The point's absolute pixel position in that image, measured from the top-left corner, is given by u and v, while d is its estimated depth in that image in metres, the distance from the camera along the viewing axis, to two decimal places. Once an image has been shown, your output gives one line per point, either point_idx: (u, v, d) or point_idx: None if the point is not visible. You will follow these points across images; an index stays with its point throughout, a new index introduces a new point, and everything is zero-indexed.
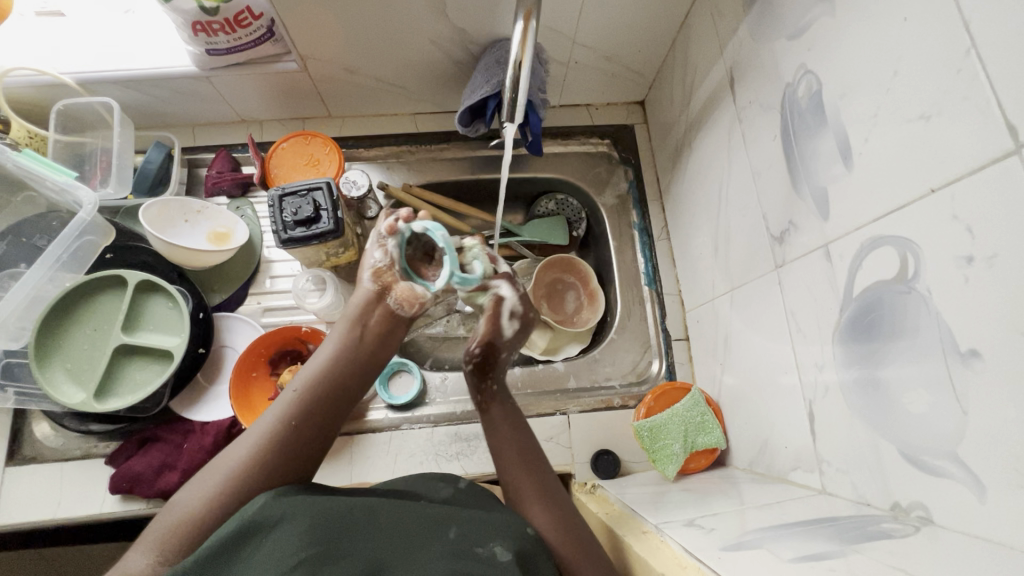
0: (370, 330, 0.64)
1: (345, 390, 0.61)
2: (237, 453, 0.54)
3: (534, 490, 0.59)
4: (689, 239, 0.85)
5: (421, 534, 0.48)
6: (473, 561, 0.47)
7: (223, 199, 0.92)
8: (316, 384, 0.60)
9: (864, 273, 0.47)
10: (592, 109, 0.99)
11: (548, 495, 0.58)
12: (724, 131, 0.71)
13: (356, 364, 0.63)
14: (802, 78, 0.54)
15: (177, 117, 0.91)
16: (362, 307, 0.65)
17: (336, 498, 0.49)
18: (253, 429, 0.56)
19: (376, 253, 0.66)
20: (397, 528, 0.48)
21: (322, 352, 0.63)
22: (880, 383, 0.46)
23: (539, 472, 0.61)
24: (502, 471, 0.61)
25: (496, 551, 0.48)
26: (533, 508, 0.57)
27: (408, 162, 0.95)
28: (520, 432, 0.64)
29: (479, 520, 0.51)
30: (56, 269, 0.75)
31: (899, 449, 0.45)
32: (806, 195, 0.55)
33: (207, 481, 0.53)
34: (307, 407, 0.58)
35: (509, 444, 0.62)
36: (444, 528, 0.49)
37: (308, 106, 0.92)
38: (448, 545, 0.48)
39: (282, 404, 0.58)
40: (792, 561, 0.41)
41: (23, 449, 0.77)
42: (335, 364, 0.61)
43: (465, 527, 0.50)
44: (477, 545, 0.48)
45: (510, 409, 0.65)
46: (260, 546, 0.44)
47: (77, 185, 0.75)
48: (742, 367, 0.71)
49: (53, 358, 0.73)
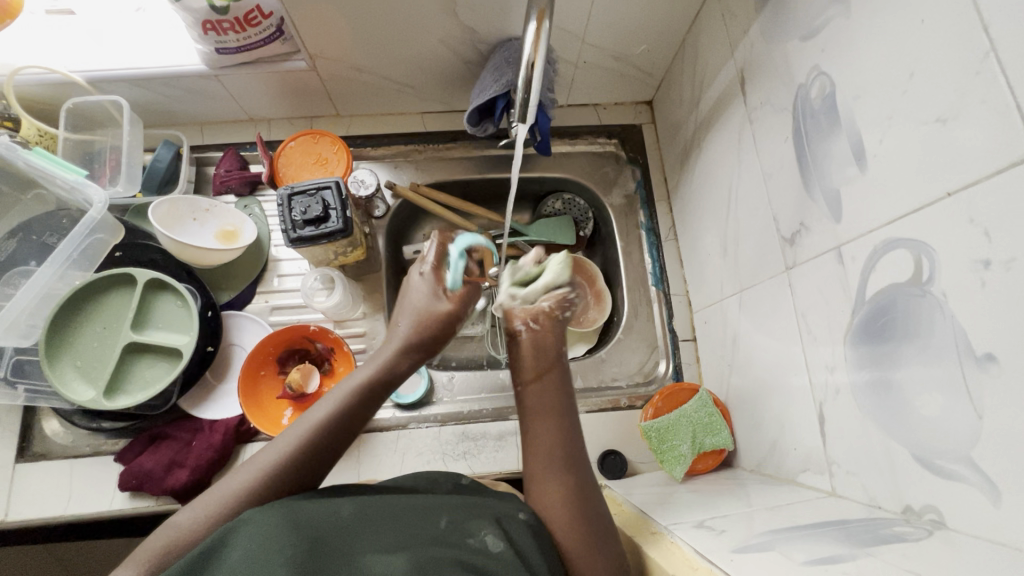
0: (395, 379, 0.63)
1: (352, 435, 0.59)
2: (247, 472, 0.53)
3: (571, 468, 0.57)
4: (697, 240, 0.85)
5: (411, 527, 0.47)
6: (465, 550, 0.46)
7: (231, 198, 0.92)
8: (338, 419, 0.58)
9: (877, 276, 0.47)
10: (599, 108, 0.99)
11: (577, 473, 0.57)
12: (735, 131, 0.70)
13: (369, 405, 0.61)
14: (815, 80, 0.54)
15: (185, 115, 0.91)
16: (397, 358, 0.63)
17: (324, 501, 0.49)
18: (269, 449, 0.55)
19: (426, 288, 0.67)
20: (387, 521, 0.48)
21: (340, 390, 0.60)
22: (892, 385, 0.46)
23: (573, 454, 0.58)
24: (535, 441, 0.60)
25: (487, 540, 0.47)
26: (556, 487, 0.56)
27: (415, 162, 0.95)
28: (565, 417, 0.61)
29: (470, 510, 0.51)
30: (66, 267, 0.75)
31: (910, 452, 0.45)
32: (817, 197, 0.54)
33: (205, 502, 0.52)
34: (314, 447, 0.56)
35: (549, 416, 0.61)
36: (435, 517, 0.49)
37: (316, 105, 0.92)
38: (437, 535, 0.47)
39: (298, 432, 0.56)
40: (804, 564, 0.40)
41: (32, 446, 0.77)
42: (352, 407, 0.59)
43: (455, 518, 0.49)
44: (467, 535, 0.48)
45: (564, 383, 0.64)
46: (244, 543, 0.43)
47: (87, 184, 0.75)
48: (750, 368, 0.70)
49: (63, 355, 0.73)
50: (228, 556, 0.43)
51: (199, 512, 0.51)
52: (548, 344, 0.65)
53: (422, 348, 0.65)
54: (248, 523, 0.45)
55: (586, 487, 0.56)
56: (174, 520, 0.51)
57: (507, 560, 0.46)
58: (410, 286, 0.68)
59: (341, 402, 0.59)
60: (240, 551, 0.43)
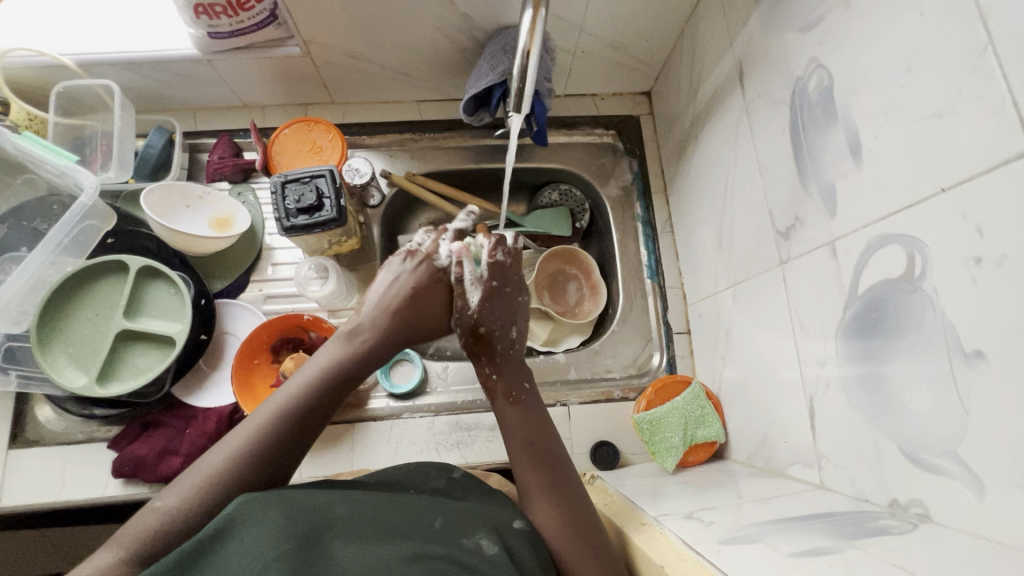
0: (370, 362, 0.63)
1: (325, 418, 0.60)
2: (217, 458, 0.53)
3: (545, 483, 0.58)
4: (693, 233, 0.85)
5: (406, 526, 0.48)
6: (459, 551, 0.47)
7: (225, 185, 0.91)
8: (301, 410, 0.58)
9: (870, 272, 0.47)
10: (597, 99, 0.98)
11: (555, 488, 0.58)
12: (732, 123, 0.70)
13: (339, 392, 0.61)
14: (813, 73, 0.53)
15: (177, 100, 0.89)
16: (372, 342, 0.64)
17: (317, 495, 0.48)
18: (238, 431, 0.55)
19: (410, 275, 0.66)
20: (380, 520, 0.48)
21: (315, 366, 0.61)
22: (882, 380, 0.47)
23: (549, 468, 0.59)
24: (513, 463, 0.61)
25: (482, 544, 0.49)
26: (538, 501, 0.57)
27: (411, 151, 0.95)
28: (539, 433, 0.63)
29: (462, 509, 0.51)
30: (58, 254, 0.75)
31: (899, 447, 0.45)
32: (813, 191, 0.54)
33: (183, 485, 0.52)
34: (286, 428, 0.56)
35: (519, 440, 0.62)
36: (430, 518, 0.49)
37: (311, 91, 0.90)
38: (433, 536, 0.48)
39: (269, 412, 0.56)
40: (790, 556, 0.41)
41: (25, 433, 0.77)
42: (322, 386, 0.60)
43: (450, 518, 0.50)
44: (462, 536, 0.49)
45: (526, 402, 0.65)
46: (240, 539, 0.43)
47: (78, 169, 0.74)
48: (743, 362, 0.71)
49: (55, 342, 0.73)
50: (221, 553, 0.42)
51: (180, 496, 0.51)
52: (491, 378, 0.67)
53: (396, 335, 0.65)
54: (241, 514, 0.44)
55: (566, 501, 0.57)
56: (156, 505, 0.51)
57: (499, 563, 0.48)
58: (387, 269, 0.67)
59: (311, 383, 0.59)
60: (232, 546, 0.42)
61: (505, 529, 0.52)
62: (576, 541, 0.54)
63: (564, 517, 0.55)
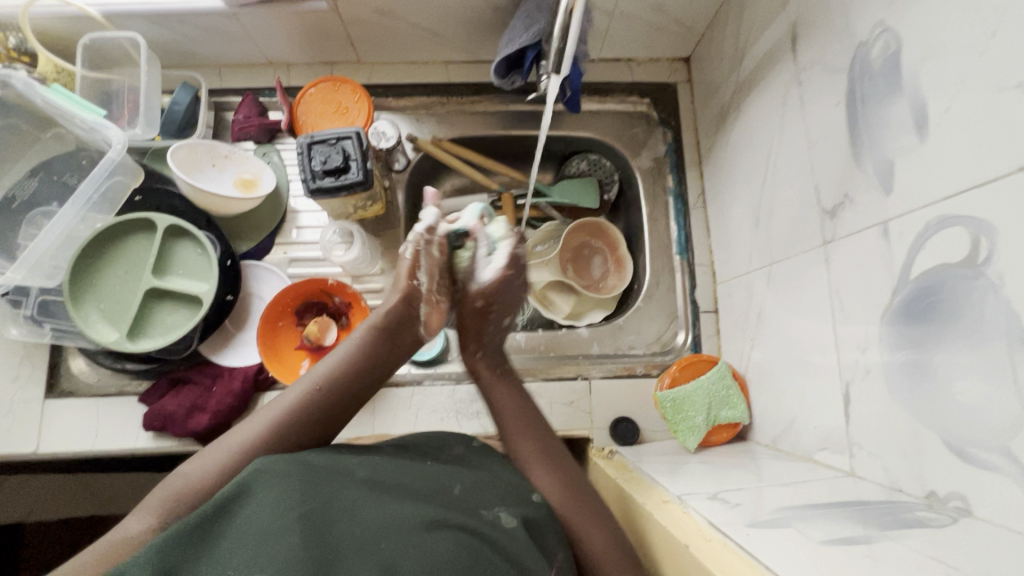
0: (396, 346, 0.63)
1: (358, 396, 0.61)
2: (249, 429, 0.55)
3: (543, 456, 0.60)
4: (727, 209, 0.81)
5: (425, 489, 0.49)
6: (479, 521, 0.47)
7: (250, 145, 0.90)
8: (335, 386, 0.59)
9: (927, 255, 0.44)
10: (633, 64, 0.94)
11: (556, 462, 0.60)
12: (779, 93, 0.66)
13: (374, 371, 0.62)
14: (878, 37, 0.49)
15: (202, 56, 0.88)
16: (392, 324, 0.63)
17: (339, 461, 0.49)
18: (270, 407, 0.57)
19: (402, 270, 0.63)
20: (402, 485, 0.49)
21: (340, 351, 0.61)
22: (929, 368, 0.44)
23: (545, 442, 0.62)
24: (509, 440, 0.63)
25: (500, 516, 0.49)
26: (539, 473, 0.59)
27: (438, 114, 0.93)
28: (529, 420, 0.64)
29: (483, 483, 0.52)
30: (88, 210, 0.75)
31: (942, 439, 0.43)
32: (868, 167, 0.51)
33: (211, 456, 0.53)
34: (302, 416, 0.56)
35: (513, 416, 0.64)
36: (448, 485, 0.50)
37: (337, 50, 0.88)
38: (455, 503, 0.48)
39: (304, 387, 0.58)
40: (822, 544, 0.40)
41: (60, 383, 0.80)
42: (340, 385, 0.59)
43: (469, 487, 0.51)
44: (481, 507, 0.49)
45: (512, 380, 0.68)
46: (264, 499, 0.43)
47: (107, 124, 0.73)
48: (773, 344, 0.69)
49: (88, 297, 0.74)
50: (242, 514, 0.42)
51: (206, 465, 0.52)
52: (475, 360, 0.68)
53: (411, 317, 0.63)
54: (262, 474, 0.45)
55: (568, 475, 0.59)
56: (184, 471, 0.52)
57: (519, 536, 0.48)
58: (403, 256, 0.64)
59: (342, 361, 0.60)
60: (254, 505, 0.43)
61: (518, 501, 0.52)
62: (579, 508, 0.56)
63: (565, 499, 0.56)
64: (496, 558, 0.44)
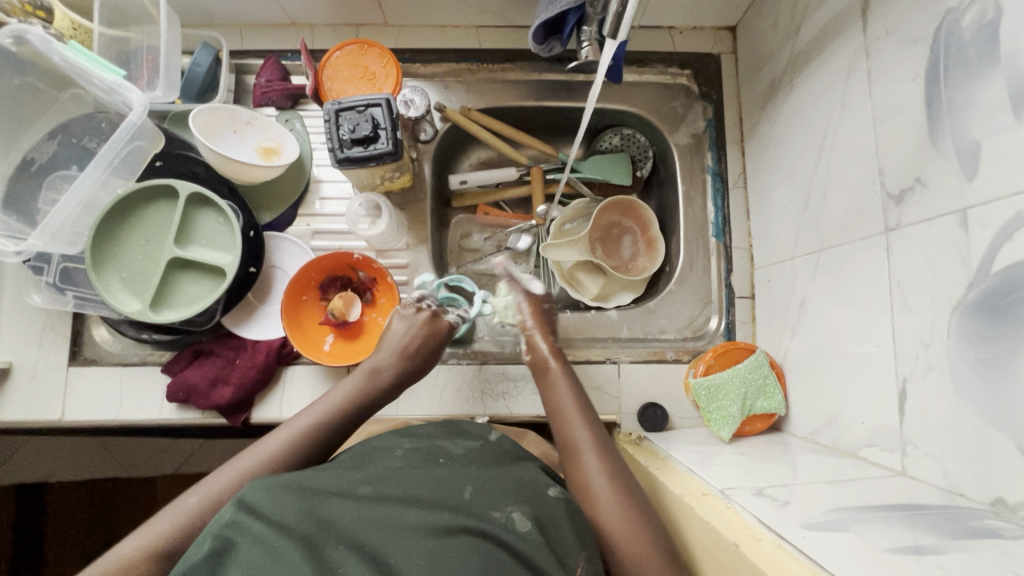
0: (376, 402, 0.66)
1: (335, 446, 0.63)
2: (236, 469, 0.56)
3: (591, 442, 0.60)
4: (772, 190, 0.77)
5: (432, 494, 0.46)
6: (491, 525, 0.44)
7: (272, 111, 0.87)
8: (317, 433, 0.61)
9: (1011, 249, 0.41)
10: (674, 33, 0.88)
11: (605, 452, 0.59)
12: (842, 65, 0.61)
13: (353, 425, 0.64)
14: (972, 4, 0.45)
15: (224, 14, 0.84)
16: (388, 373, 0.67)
17: (335, 477, 0.47)
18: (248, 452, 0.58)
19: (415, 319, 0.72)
20: (405, 493, 0.46)
21: (324, 402, 0.63)
22: (1006, 373, 0.41)
23: (596, 429, 0.62)
24: (562, 423, 0.63)
25: (514, 518, 0.46)
26: (586, 457, 0.58)
27: (467, 82, 0.88)
28: (585, 412, 0.64)
29: (495, 483, 0.49)
30: (109, 175, 0.73)
31: (1017, 445, 0.41)
32: (946, 149, 0.47)
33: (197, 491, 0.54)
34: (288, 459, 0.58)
35: (569, 400, 0.64)
36: (459, 487, 0.47)
37: (363, 11, 0.83)
38: (465, 506, 0.46)
39: (289, 432, 0.60)
40: (888, 551, 0.38)
41: (83, 352, 0.79)
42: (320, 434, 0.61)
43: (479, 489, 0.48)
44: (493, 508, 0.46)
45: (569, 371, 0.68)
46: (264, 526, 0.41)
47: (127, 86, 0.70)
48: (817, 334, 0.66)
49: (110, 264, 0.73)
50: (243, 543, 0.41)
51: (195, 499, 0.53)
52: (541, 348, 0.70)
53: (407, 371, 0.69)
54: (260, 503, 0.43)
55: (615, 465, 0.58)
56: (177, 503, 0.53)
57: (534, 539, 0.45)
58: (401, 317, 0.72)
59: (329, 411, 0.62)
60: (252, 536, 0.41)
61: (537, 501, 0.49)
62: (619, 506, 0.53)
63: (610, 489, 0.55)
64: (512, 563, 0.42)
